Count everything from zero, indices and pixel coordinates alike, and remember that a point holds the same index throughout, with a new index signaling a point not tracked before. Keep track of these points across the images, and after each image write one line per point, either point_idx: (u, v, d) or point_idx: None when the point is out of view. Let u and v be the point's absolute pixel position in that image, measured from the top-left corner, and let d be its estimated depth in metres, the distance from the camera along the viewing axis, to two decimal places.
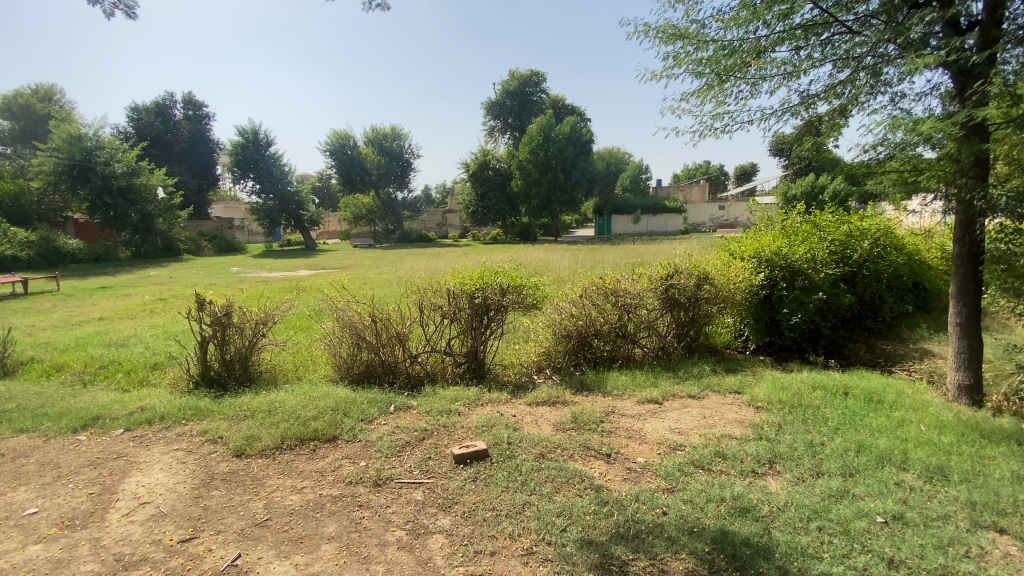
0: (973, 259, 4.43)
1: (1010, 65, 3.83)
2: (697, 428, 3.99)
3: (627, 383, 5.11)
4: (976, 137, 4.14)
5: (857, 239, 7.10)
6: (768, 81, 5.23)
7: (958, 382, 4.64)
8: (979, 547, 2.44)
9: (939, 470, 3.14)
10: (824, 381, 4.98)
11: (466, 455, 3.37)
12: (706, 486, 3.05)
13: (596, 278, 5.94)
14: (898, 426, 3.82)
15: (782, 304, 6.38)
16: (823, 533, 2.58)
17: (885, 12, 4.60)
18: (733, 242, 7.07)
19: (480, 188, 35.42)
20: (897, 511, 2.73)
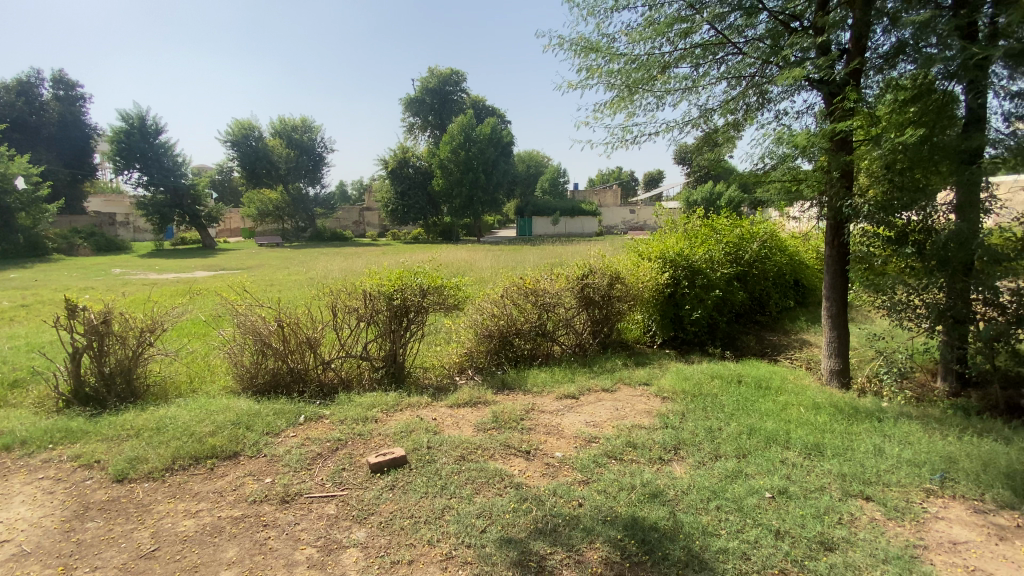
0: (841, 260, 5.16)
1: (872, 90, 4.67)
2: (611, 420, 4.18)
3: (547, 380, 5.23)
4: (843, 151, 4.72)
5: (748, 241, 7.85)
6: (671, 95, 5.61)
7: (830, 367, 5.27)
8: (849, 514, 2.79)
9: (816, 447, 3.54)
10: (721, 371, 5.44)
11: (383, 463, 3.25)
12: (619, 475, 3.19)
13: (517, 279, 6.02)
14: (782, 409, 4.27)
15: (685, 300, 6.88)
16: (721, 511, 2.81)
17: (770, 38, 5.14)
18: (642, 243, 7.53)
19: (399, 186, 34.48)
20: (782, 486, 3.04)
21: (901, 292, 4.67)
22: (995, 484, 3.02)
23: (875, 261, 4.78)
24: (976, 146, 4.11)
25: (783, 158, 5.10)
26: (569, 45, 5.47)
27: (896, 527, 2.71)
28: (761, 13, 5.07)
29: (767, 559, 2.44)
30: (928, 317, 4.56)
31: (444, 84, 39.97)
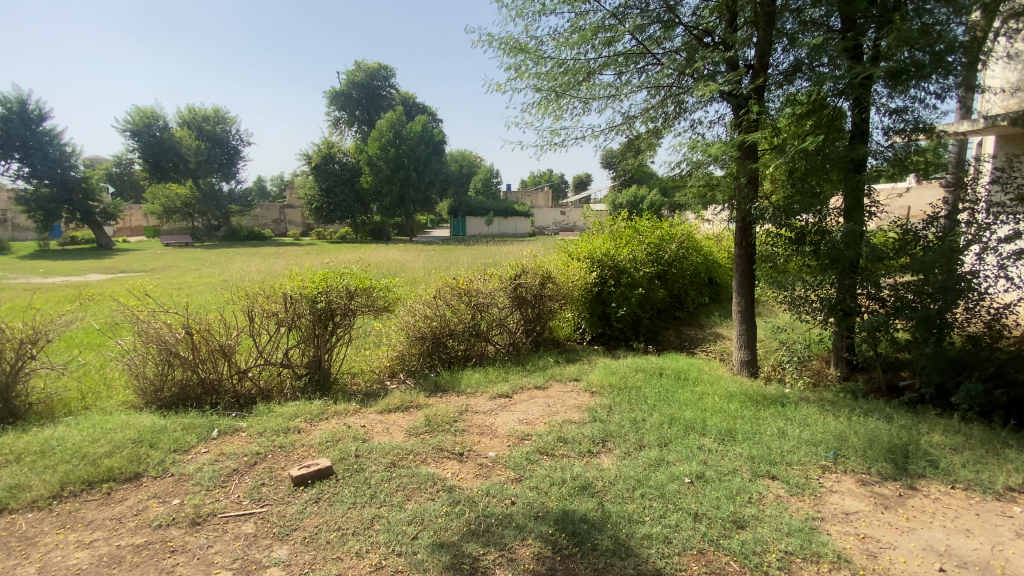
0: (748, 259, 5.53)
1: (774, 103, 5.06)
2: (543, 416, 4.27)
3: (480, 380, 5.23)
4: (749, 159, 5.10)
5: (667, 242, 8.33)
6: (596, 101, 5.82)
7: (740, 358, 5.70)
8: (758, 493, 3.03)
9: (728, 433, 3.83)
10: (645, 364, 5.72)
11: (307, 475, 3.10)
12: (550, 471, 3.26)
13: (449, 279, 5.97)
14: (699, 399, 4.57)
15: (611, 298, 7.16)
16: (645, 499, 2.95)
17: (686, 51, 5.49)
18: (571, 244, 7.74)
19: (324, 183, 32.98)
20: (699, 471, 3.25)
21: (800, 288, 5.15)
22: (878, 458, 3.41)
23: (779, 260, 5.27)
24: (861, 156, 4.69)
25: (697, 164, 5.38)
26: (498, 45, 5.51)
27: (797, 502, 2.98)
28: (678, 27, 5.38)
29: (687, 541, 2.59)
30: (823, 310, 5.06)
31: (372, 79, 38.83)
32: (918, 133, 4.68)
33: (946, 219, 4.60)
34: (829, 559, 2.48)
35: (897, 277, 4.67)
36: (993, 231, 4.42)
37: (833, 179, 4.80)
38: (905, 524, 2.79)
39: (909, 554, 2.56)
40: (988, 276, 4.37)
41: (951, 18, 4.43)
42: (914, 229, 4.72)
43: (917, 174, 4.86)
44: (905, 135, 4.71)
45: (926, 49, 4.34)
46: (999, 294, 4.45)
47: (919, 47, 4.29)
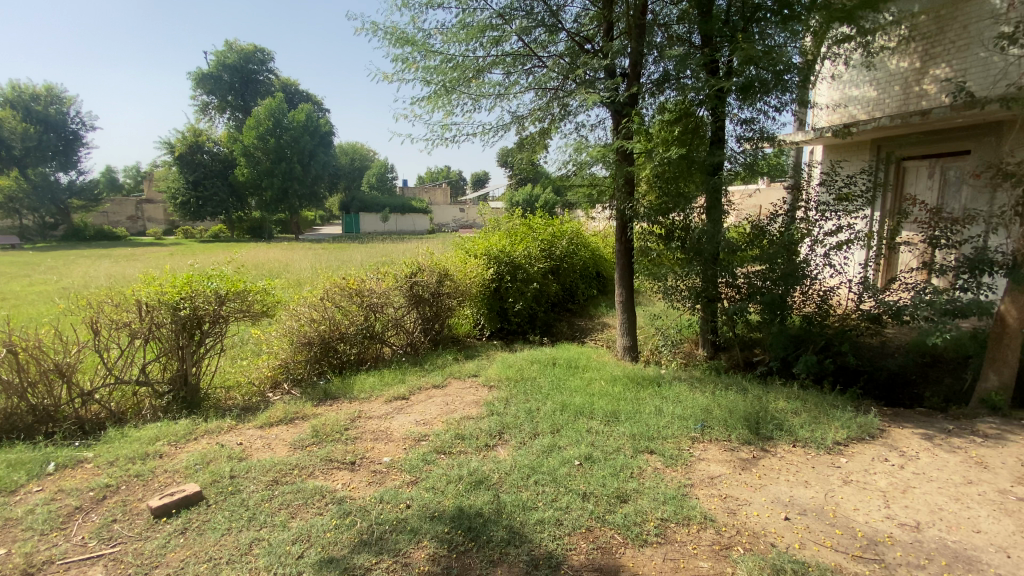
0: (626, 253, 6.03)
1: (648, 111, 5.52)
2: (440, 415, 4.24)
3: (374, 384, 5.04)
4: (626, 162, 5.53)
5: (557, 239, 8.70)
6: (485, 99, 5.88)
7: (623, 345, 6.17)
8: (638, 467, 3.31)
9: (613, 414, 4.12)
10: (540, 356, 5.94)
11: (171, 505, 2.76)
12: (447, 469, 3.26)
13: (339, 279, 5.70)
14: (589, 384, 4.85)
15: (508, 293, 7.31)
16: (538, 485, 3.07)
17: (569, 56, 5.81)
18: (467, 241, 7.80)
19: (192, 175, 29.50)
20: (587, 453, 3.45)
21: (672, 279, 5.71)
22: (736, 426, 3.89)
23: (653, 254, 5.75)
24: (718, 161, 5.27)
25: (582, 165, 5.73)
26: (384, 34, 5.33)
27: (671, 472, 3.30)
28: (561, 33, 5.63)
29: (577, 521, 2.75)
30: (691, 298, 5.69)
31: (247, 61, 35.45)
32: (763, 141, 5.40)
33: (787, 215, 5.34)
34: (697, 520, 2.78)
35: (748, 267, 5.33)
36: (820, 226, 5.21)
37: (696, 181, 5.34)
38: (758, 482, 3.22)
39: (761, 508, 2.95)
40: (817, 264, 5.14)
41: (790, 41, 5.07)
42: (761, 224, 5.40)
43: (765, 176, 5.48)
44: (753, 143, 5.38)
45: (767, 68, 4.97)
46: (826, 280, 5.20)
47: (762, 64, 4.92)
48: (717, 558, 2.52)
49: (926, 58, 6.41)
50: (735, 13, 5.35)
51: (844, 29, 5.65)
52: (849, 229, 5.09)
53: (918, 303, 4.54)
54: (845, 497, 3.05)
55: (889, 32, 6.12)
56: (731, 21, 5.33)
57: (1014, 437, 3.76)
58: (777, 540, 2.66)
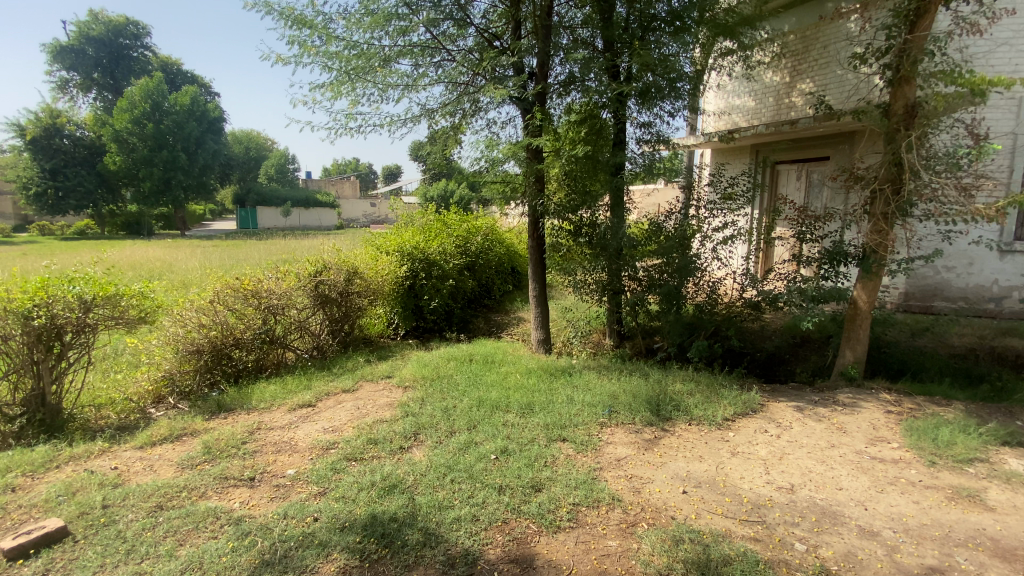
0: (539, 249, 6.17)
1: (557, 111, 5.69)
2: (351, 421, 4.06)
3: (276, 392, 4.70)
4: (536, 160, 5.65)
5: (473, 235, 8.67)
6: (393, 90, 5.70)
7: (537, 338, 6.33)
8: (552, 456, 3.41)
9: (528, 406, 4.21)
10: (456, 353, 5.91)
11: (28, 545, 2.39)
12: (359, 477, 3.13)
13: (231, 279, 5.23)
14: (505, 379, 4.92)
15: (423, 291, 7.19)
16: (454, 483, 3.06)
17: (479, 51, 5.82)
18: (378, 237, 7.56)
19: (49, 162, 25.52)
20: (503, 446, 3.50)
21: (581, 274, 6.01)
22: (640, 410, 4.15)
23: (563, 249, 5.99)
24: (619, 162, 5.61)
25: (494, 162, 5.76)
26: (278, 14, 4.97)
27: (582, 458, 3.45)
28: (470, 28, 5.62)
29: (493, 515, 2.78)
30: (597, 290, 6.00)
31: (117, 35, 31.31)
32: (659, 144, 5.81)
33: (681, 213, 5.77)
34: (606, 502, 2.93)
35: (647, 262, 5.73)
36: (709, 223, 5.71)
37: (601, 180, 5.63)
38: (659, 460, 3.47)
39: (662, 484, 3.18)
40: (708, 258, 5.63)
41: (682, 51, 5.48)
42: (659, 221, 5.78)
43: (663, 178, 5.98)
44: (651, 146, 5.79)
45: (662, 75, 5.33)
46: (714, 271, 5.72)
47: (658, 71, 5.29)
48: (625, 536, 2.68)
49: (794, 73, 7.25)
50: (635, 21, 5.67)
51: (728, 43, 6.18)
52: (733, 225, 5.63)
53: (790, 291, 5.14)
54: (733, 468, 3.38)
55: (765, 48, 6.81)
56: (630, 29, 5.65)
57: (864, 403, 4.40)
58: (676, 513, 2.89)
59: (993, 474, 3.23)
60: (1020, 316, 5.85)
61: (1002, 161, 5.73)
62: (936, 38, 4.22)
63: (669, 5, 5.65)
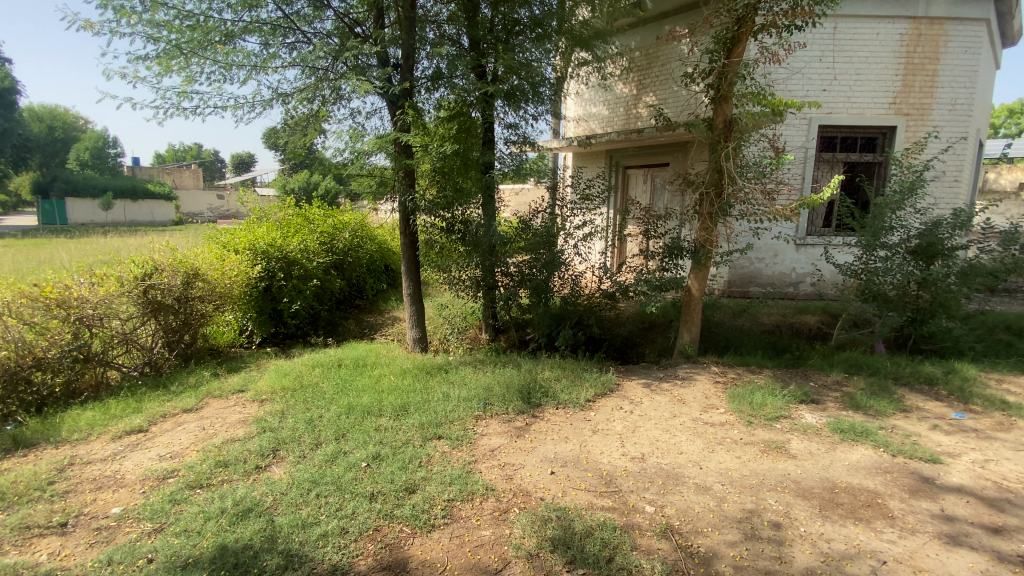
0: (412, 246, 6.03)
1: (427, 108, 5.62)
2: (195, 443, 3.59)
3: (94, 420, 3.97)
4: (404, 155, 5.54)
5: (339, 231, 8.13)
6: (238, 70, 5.14)
7: (413, 337, 6.22)
8: (427, 455, 3.38)
9: (402, 408, 4.11)
10: (321, 359, 5.54)
11: None
12: (205, 505, 2.79)
13: (27, 286, 4.33)
14: (376, 382, 4.73)
15: (282, 293, 6.61)
16: (320, 498, 2.88)
17: (339, 36, 5.51)
18: (225, 233, 6.79)
19: None
20: (375, 452, 3.37)
21: (455, 271, 6.06)
22: (512, 400, 4.29)
23: (436, 246, 5.98)
24: (488, 161, 5.75)
25: (359, 155, 5.49)
26: None
27: (457, 453, 3.47)
28: (328, 11, 5.27)
29: (364, 524, 2.68)
30: (472, 287, 6.11)
31: None
32: (526, 146, 6.06)
33: (547, 211, 6.10)
34: (480, 493, 2.99)
35: (516, 258, 5.94)
36: (571, 221, 6.12)
37: (471, 177, 5.71)
38: (530, 445, 3.64)
39: (532, 468, 3.34)
40: (570, 253, 6.04)
41: (544, 57, 5.77)
42: (527, 219, 6.04)
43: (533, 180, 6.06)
44: (518, 147, 6.02)
45: (526, 79, 5.56)
46: (575, 266, 6.08)
47: (522, 75, 5.51)
48: (497, 524, 2.76)
49: (640, 87, 8.06)
50: (499, 24, 5.82)
51: (584, 54, 6.65)
52: (591, 223, 6.11)
53: (639, 281, 5.77)
54: (594, 445, 3.68)
55: (616, 61, 7.46)
56: (495, 31, 5.78)
57: (700, 377, 5.09)
58: (545, 494, 3.05)
59: (793, 427, 3.96)
60: (809, 296, 7.24)
61: (796, 170, 7.01)
62: (746, 65, 4.96)
63: (530, 12, 5.89)
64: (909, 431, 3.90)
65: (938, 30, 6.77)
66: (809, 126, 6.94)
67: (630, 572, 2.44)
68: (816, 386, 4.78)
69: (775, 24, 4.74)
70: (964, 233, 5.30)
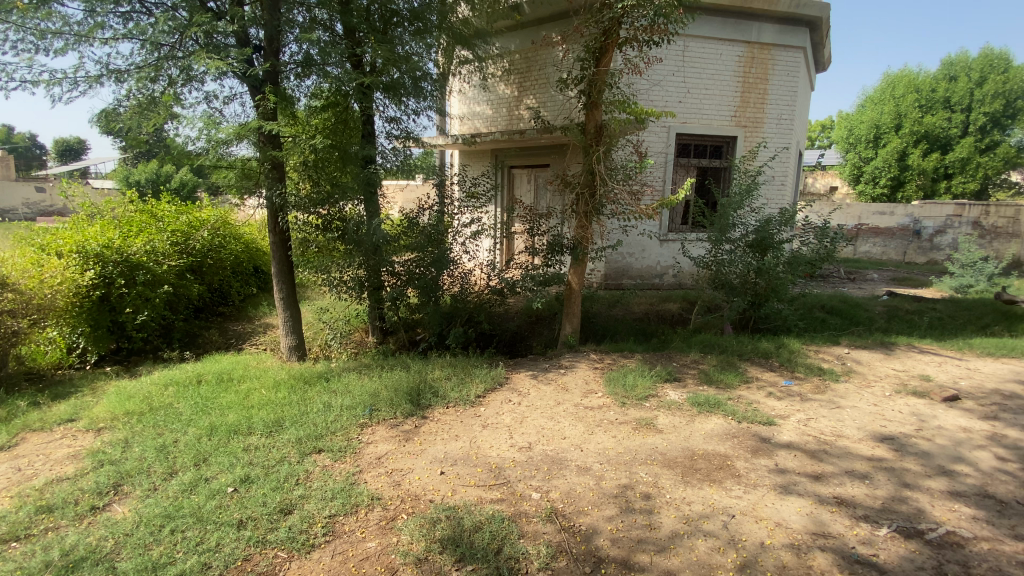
0: (283, 245, 5.60)
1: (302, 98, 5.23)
2: (5, 490, 2.99)
3: None
4: (272, 145, 5.14)
5: (195, 230, 7.21)
6: (55, 40, 4.35)
7: (289, 344, 5.83)
8: (305, 471, 3.16)
9: (276, 423, 3.80)
10: (176, 376, 4.90)
11: None
12: (22, 561, 2.35)
13: None
14: (244, 398, 4.30)
15: (124, 303, 5.74)
16: (177, 533, 2.57)
17: (188, 8, 4.87)
18: (42, 233, 5.73)
19: None
20: (244, 474, 3.08)
21: (335, 271, 5.71)
22: (399, 403, 4.18)
23: (311, 246, 5.63)
24: (369, 155, 5.50)
25: (216, 144, 4.89)
26: None
27: (340, 465, 3.30)
28: None
29: (231, 555, 2.45)
30: (356, 288, 5.83)
31: None
32: (410, 141, 5.93)
33: (434, 208, 5.99)
34: (365, 504, 2.88)
35: (402, 257, 5.78)
36: (460, 219, 6.11)
37: (350, 172, 5.43)
38: (419, 448, 3.58)
39: (421, 471, 3.29)
40: (460, 251, 6.05)
41: (425, 52, 5.71)
42: (413, 216, 5.90)
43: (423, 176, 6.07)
44: (402, 142, 5.87)
45: (406, 73, 5.41)
46: (464, 263, 6.14)
47: (402, 68, 5.36)
48: (384, 533, 2.68)
49: (521, 88, 8.29)
50: (376, 12, 5.57)
51: (465, 52, 6.66)
52: (479, 221, 6.16)
53: (526, 277, 6.00)
54: (483, 441, 3.73)
55: (497, 62, 7.57)
56: (371, 20, 5.52)
57: (581, 365, 5.41)
58: (434, 495, 3.03)
59: (660, 404, 4.39)
60: (673, 286, 8.09)
61: (659, 173, 7.76)
62: (613, 74, 5.34)
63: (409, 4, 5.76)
64: (751, 399, 4.54)
65: (767, 55, 7.90)
66: (669, 133, 7.71)
67: (518, 561, 2.52)
68: (678, 366, 5.34)
69: (637, 39, 5.13)
70: (788, 228, 6.22)
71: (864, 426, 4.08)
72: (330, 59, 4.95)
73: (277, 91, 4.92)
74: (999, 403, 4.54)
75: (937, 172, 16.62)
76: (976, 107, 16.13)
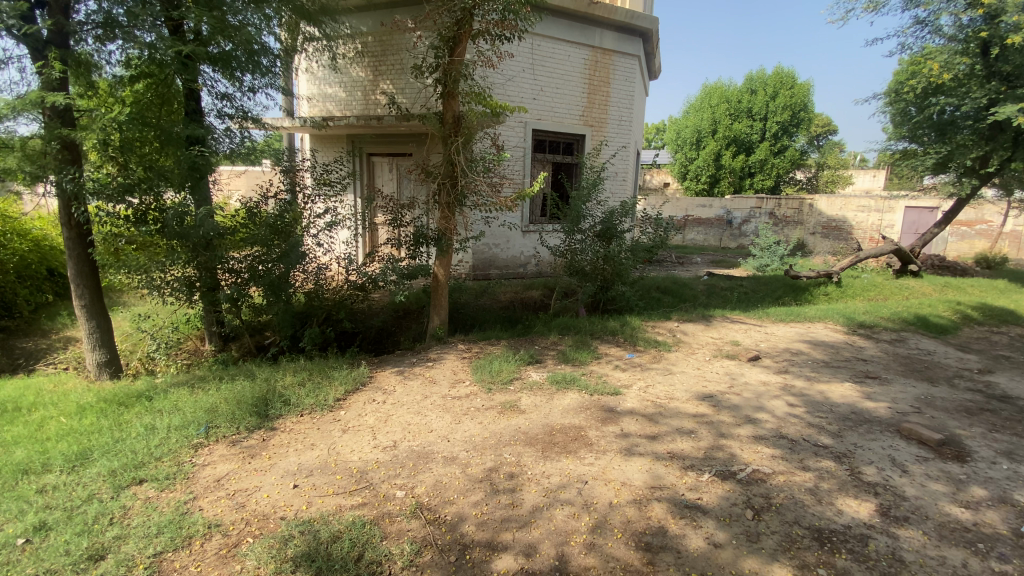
0: (82, 242, 4.78)
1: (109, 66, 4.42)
2: None
3: None
4: (62, 121, 4.33)
5: None
6: None
7: (97, 360, 5.00)
8: (121, 508, 2.70)
9: (79, 456, 3.16)
10: None
11: None
12: None
13: None
14: (35, 430, 3.54)
15: None
16: None
17: None
18: None
19: None
20: (36, 522, 2.55)
21: (155, 271, 4.87)
22: (244, 416, 3.78)
23: (121, 241, 4.70)
24: (195, 136, 4.76)
25: None
26: None
27: (168, 494, 2.87)
28: None
29: None
30: (184, 289, 5.09)
31: None
32: (247, 122, 5.25)
33: (281, 198, 5.45)
34: (200, 534, 2.55)
35: (241, 252, 5.18)
36: (311, 210, 5.64)
37: (169, 153, 4.72)
38: (268, 463, 3.27)
39: (271, 488, 3.01)
40: (315, 245, 5.62)
41: (263, 24, 5.08)
42: (255, 205, 5.33)
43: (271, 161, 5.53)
44: (238, 122, 5.18)
45: (240, 45, 4.78)
46: (319, 257, 5.69)
47: (234, 40, 4.71)
48: (225, 563, 2.40)
49: (376, 73, 7.93)
50: None
51: (311, 29, 6.17)
52: (333, 212, 5.72)
53: (387, 270, 5.76)
54: (343, 445, 3.53)
55: (347, 42, 7.14)
56: None
57: (448, 355, 5.43)
58: (286, 512, 2.79)
59: (523, 386, 4.61)
60: (535, 275, 8.49)
61: (516, 166, 8.07)
62: (468, 65, 5.36)
63: None
64: (601, 373, 5.01)
65: (609, 60, 8.61)
66: (524, 128, 8.03)
67: (380, 563, 2.46)
68: (539, 349, 5.65)
69: (489, 32, 5.21)
70: (629, 219, 6.89)
71: (691, 388, 4.74)
72: (139, 23, 4.30)
73: (67, 57, 4.20)
74: (787, 359, 5.62)
75: (743, 171, 19.90)
76: (771, 117, 19.15)
